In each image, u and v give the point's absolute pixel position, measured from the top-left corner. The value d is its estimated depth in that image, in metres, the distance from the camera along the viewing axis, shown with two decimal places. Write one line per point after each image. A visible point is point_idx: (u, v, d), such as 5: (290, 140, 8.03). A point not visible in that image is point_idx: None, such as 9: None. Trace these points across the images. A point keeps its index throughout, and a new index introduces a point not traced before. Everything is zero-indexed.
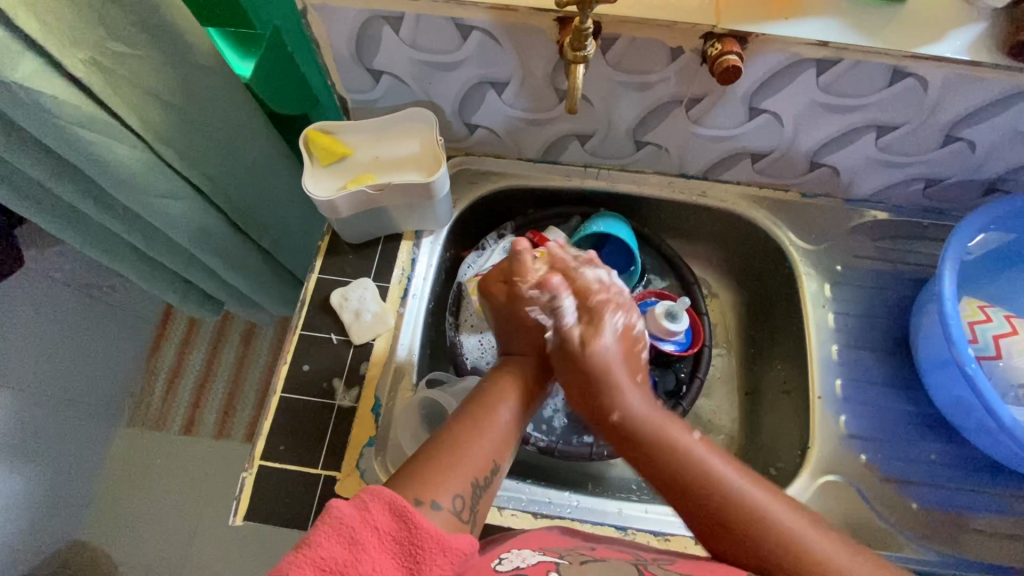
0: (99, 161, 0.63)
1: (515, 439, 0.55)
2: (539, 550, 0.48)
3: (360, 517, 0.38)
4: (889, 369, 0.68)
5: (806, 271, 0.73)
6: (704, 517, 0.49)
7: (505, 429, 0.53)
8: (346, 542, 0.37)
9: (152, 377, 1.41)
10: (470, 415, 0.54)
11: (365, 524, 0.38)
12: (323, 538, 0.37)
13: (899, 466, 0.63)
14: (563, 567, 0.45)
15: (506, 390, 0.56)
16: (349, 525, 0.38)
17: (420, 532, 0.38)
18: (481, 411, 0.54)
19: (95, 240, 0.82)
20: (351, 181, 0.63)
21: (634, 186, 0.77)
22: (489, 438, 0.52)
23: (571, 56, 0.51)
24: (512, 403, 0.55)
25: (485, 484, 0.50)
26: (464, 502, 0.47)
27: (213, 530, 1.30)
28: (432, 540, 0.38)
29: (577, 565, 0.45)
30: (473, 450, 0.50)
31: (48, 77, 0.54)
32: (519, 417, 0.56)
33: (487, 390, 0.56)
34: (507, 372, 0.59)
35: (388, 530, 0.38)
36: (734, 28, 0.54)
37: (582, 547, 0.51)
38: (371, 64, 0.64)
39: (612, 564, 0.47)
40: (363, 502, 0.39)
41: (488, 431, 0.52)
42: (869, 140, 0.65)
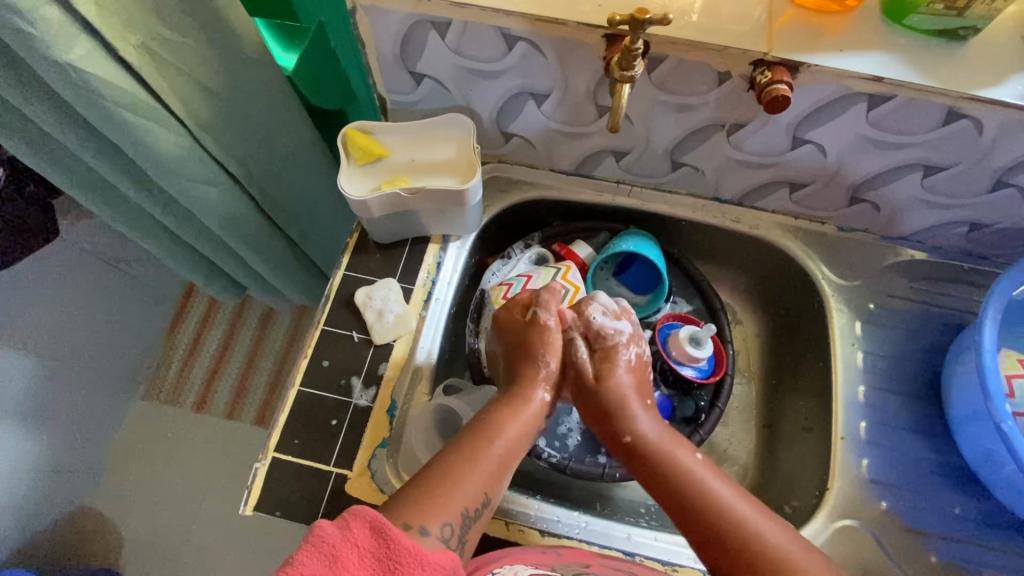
0: (141, 143, 0.64)
1: (508, 469, 0.54)
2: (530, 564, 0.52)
3: (341, 534, 0.39)
4: (916, 415, 0.66)
5: (837, 306, 0.71)
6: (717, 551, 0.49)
7: (499, 462, 0.53)
8: (326, 559, 0.38)
9: (170, 352, 1.44)
10: (466, 445, 0.53)
11: (345, 542, 0.39)
12: (305, 557, 0.38)
13: (920, 517, 0.61)
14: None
15: (503, 420, 0.55)
16: (330, 543, 0.39)
17: (400, 548, 0.39)
18: (477, 442, 0.53)
19: (129, 218, 0.83)
20: (386, 182, 0.63)
21: (666, 205, 0.76)
22: (482, 471, 0.51)
23: (618, 75, 0.50)
24: (509, 435, 0.54)
25: (475, 516, 0.49)
26: (453, 529, 0.47)
27: (218, 509, 1.33)
28: (411, 555, 0.39)
29: None
30: (466, 480, 0.50)
31: (101, 60, 0.54)
32: (513, 449, 0.54)
33: (480, 420, 0.55)
34: (509, 398, 0.57)
35: (368, 547, 0.39)
36: (785, 57, 0.53)
37: (572, 564, 0.53)
38: (413, 67, 0.64)
39: None
40: (345, 520, 0.40)
41: (481, 465, 0.51)
42: (914, 179, 0.64)
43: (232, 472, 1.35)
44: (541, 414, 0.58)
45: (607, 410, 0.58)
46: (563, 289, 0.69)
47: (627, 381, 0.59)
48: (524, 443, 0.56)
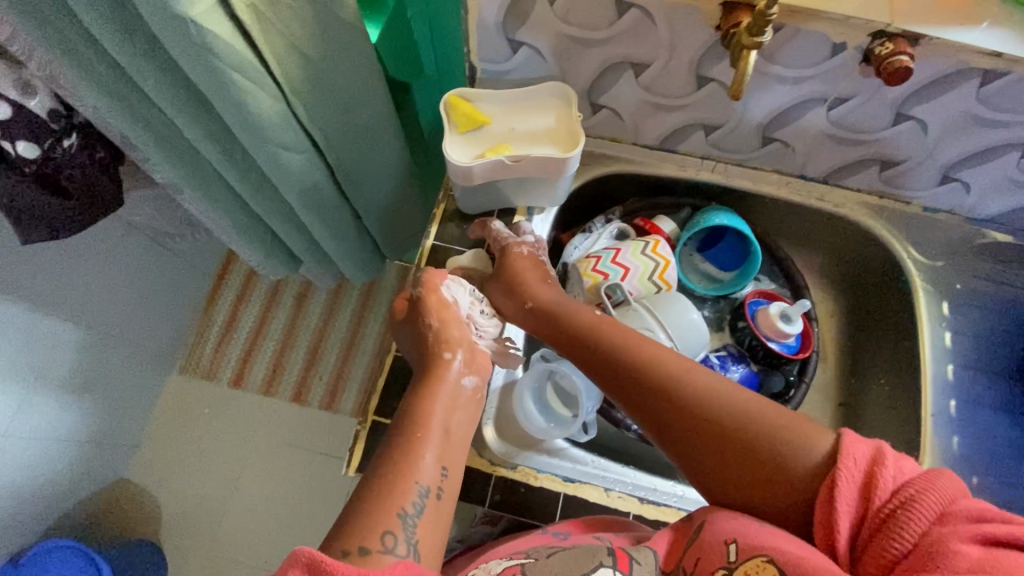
0: (238, 106, 0.63)
1: (448, 452, 0.51)
2: (508, 555, 0.49)
3: None
4: (1003, 395, 0.67)
5: (924, 286, 0.71)
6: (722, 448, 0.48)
7: (426, 438, 0.50)
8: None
9: (207, 327, 1.46)
10: (400, 436, 0.50)
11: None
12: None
13: (1010, 492, 0.62)
14: (528, 568, 0.45)
15: (428, 407, 0.53)
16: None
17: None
18: (407, 436, 0.50)
19: (205, 187, 0.83)
20: (488, 150, 0.62)
21: (750, 182, 0.75)
22: (418, 459, 0.49)
23: (746, 41, 0.50)
24: (433, 414, 0.52)
25: (417, 512, 0.46)
26: (397, 534, 0.44)
27: (263, 482, 1.34)
28: None
29: (542, 560, 0.46)
30: (402, 471, 0.47)
31: (216, 18, 0.54)
32: (438, 422, 0.52)
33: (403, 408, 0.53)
34: (423, 387, 0.55)
35: None
36: (907, 28, 0.53)
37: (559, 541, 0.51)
38: (513, 34, 0.64)
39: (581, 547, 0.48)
40: (280, 572, 0.38)
41: (415, 448, 0.49)
42: (1014, 158, 0.63)
43: (276, 446, 1.37)
44: (458, 387, 0.55)
45: (555, 320, 0.61)
46: (655, 262, 0.69)
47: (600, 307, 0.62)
48: (460, 417, 0.54)
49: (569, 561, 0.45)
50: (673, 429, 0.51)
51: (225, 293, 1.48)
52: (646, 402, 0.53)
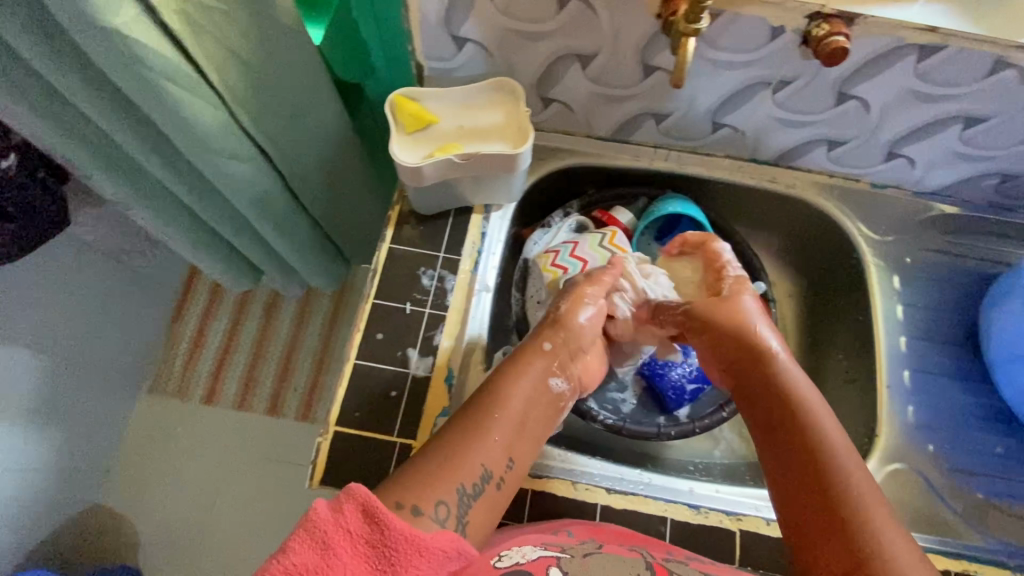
0: (177, 117, 0.61)
1: (515, 444, 0.55)
2: (540, 545, 0.50)
3: (332, 519, 0.39)
4: (956, 363, 0.68)
5: (874, 261, 0.73)
6: (796, 479, 0.50)
7: (501, 429, 0.54)
8: (319, 547, 0.38)
9: (175, 344, 1.41)
10: (478, 418, 0.54)
11: (337, 527, 0.39)
12: (297, 543, 0.38)
13: (963, 457, 0.64)
14: (565, 563, 0.47)
15: (506, 389, 0.56)
16: (322, 529, 0.39)
17: (394, 531, 0.40)
18: (481, 417, 0.54)
19: (151, 201, 0.80)
20: (437, 150, 0.62)
21: (704, 168, 0.76)
22: (484, 446, 0.53)
23: (684, 28, 0.50)
24: (512, 406, 0.55)
25: (473, 491, 0.50)
26: (448, 509, 0.48)
27: (239, 499, 1.31)
28: (407, 542, 0.40)
29: (579, 560, 0.48)
30: (466, 453, 0.52)
31: (144, 27, 0.52)
32: (521, 415, 0.56)
33: (490, 387, 0.57)
34: (509, 370, 0.58)
35: (360, 533, 0.39)
36: (841, 10, 0.53)
37: (585, 544, 0.52)
38: (457, 30, 0.63)
39: (622, 557, 0.50)
40: (337, 502, 0.40)
41: (479, 435, 0.53)
42: (954, 132, 0.65)
43: (251, 461, 1.34)
44: (545, 384, 0.59)
45: (694, 316, 0.61)
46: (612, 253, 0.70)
47: (768, 330, 0.58)
48: (535, 416, 0.57)
49: (604, 566, 0.47)
50: (780, 442, 0.52)
51: (189, 309, 1.44)
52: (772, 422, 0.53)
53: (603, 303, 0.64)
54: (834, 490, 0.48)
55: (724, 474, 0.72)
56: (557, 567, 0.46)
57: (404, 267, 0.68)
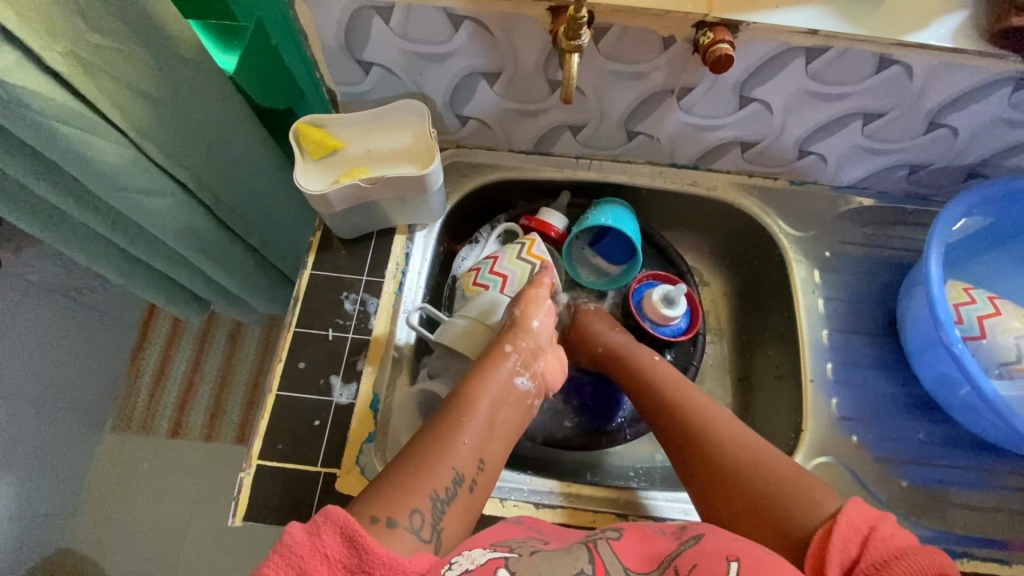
0: (79, 157, 0.61)
1: (484, 445, 0.53)
2: (489, 547, 0.46)
3: (311, 542, 0.39)
4: (878, 352, 0.70)
5: (796, 258, 0.74)
6: (691, 456, 0.57)
7: (470, 433, 0.53)
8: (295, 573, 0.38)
9: (137, 378, 1.36)
10: (446, 422, 0.53)
11: (314, 551, 0.39)
12: (271, 569, 0.38)
13: (889, 446, 0.65)
14: (513, 563, 0.42)
15: (473, 390, 0.56)
16: (298, 553, 0.38)
17: (372, 556, 0.39)
18: (448, 425, 0.53)
19: (75, 241, 0.79)
20: (344, 174, 0.63)
21: (626, 176, 0.77)
22: (451, 447, 0.51)
23: (566, 45, 0.51)
24: (480, 405, 0.55)
25: (448, 496, 0.48)
26: (424, 518, 0.46)
27: (202, 534, 1.28)
28: (384, 565, 0.39)
29: (528, 557, 0.43)
30: (433, 456, 0.50)
31: (27, 72, 0.52)
32: (490, 414, 0.55)
33: (460, 389, 0.56)
34: (475, 370, 0.58)
35: (339, 557, 0.39)
36: (725, 17, 0.54)
37: (535, 541, 0.49)
38: (360, 56, 0.63)
39: (564, 549, 0.45)
40: (315, 525, 0.40)
41: (448, 436, 0.52)
42: (856, 128, 0.66)
43: (212, 494, 1.31)
44: (511, 384, 0.58)
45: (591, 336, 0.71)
46: (531, 264, 0.70)
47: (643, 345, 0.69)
48: (503, 414, 0.57)
49: (547, 560, 0.43)
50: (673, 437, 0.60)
51: (151, 339, 1.39)
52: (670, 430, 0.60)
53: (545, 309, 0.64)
54: (719, 463, 0.55)
55: (664, 479, 0.72)
56: (505, 570, 0.41)
57: (327, 293, 0.68)
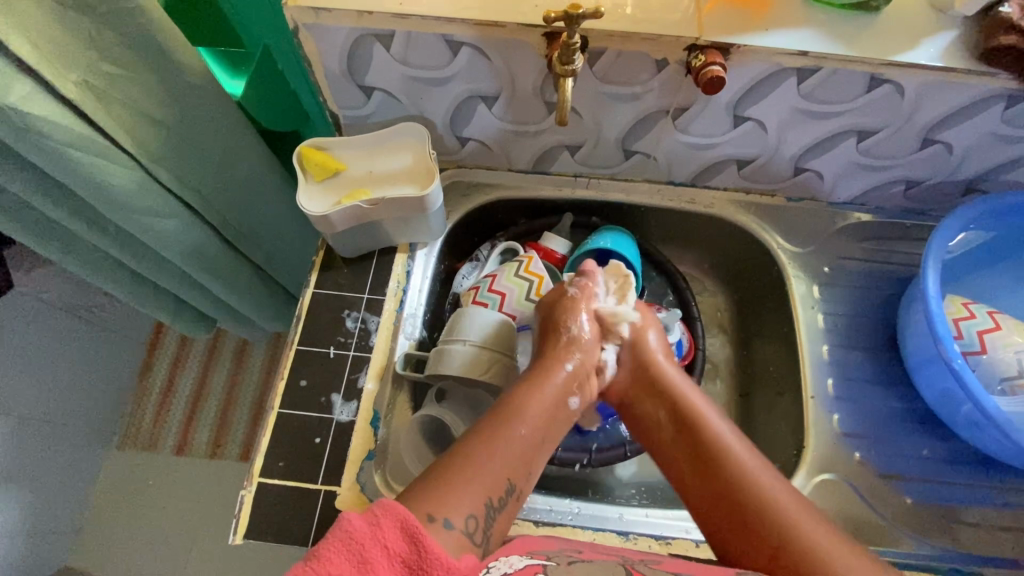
0: (91, 180, 0.63)
1: (530, 458, 0.54)
2: (525, 554, 0.48)
3: (372, 532, 0.39)
4: (879, 369, 0.70)
5: (794, 274, 0.74)
6: (721, 505, 0.54)
7: (519, 445, 0.54)
8: (355, 560, 0.38)
9: (145, 396, 1.39)
10: (493, 430, 0.54)
11: (375, 542, 0.39)
12: (331, 553, 0.38)
13: (893, 463, 0.65)
14: (551, 569, 0.46)
15: (529, 401, 0.57)
16: (359, 541, 0.38)
17: (430, 556, 0.39)
18: (500, 431, 0.54)
19: (86, 262, 0.81)
20: (346, 196, 0.64)
21: (624, 194, 0.78)
22: (503, 458, 0.52)
23: (560, 70, 0.54)
24: (531, 416, 0.56)
25: (498, 506, 0.50)
26: (477, 522, 0.47)
27: (207, 552, 1.28)
28: (441, 566, 0.39)
29: (566, 567, 0.47)
30: (486, 463, 0.51)
31: (41, 100, 0.54)
32: (538, 430, 0.56)
33: (510, 398, 0.57)
34: (533, 380, 0.59)
35: (398, 551, 0.39)
36: (716, 40, 0.56)
37: (571, 552, 0.51)
38: (362, 81, 0.65)
39: (601, 567, 0.48)
40: (374, 517, 0.40)
41: (500, 448, 0.52)
42: (851, 145, 0.67)
43: (217, 511, 1.30)
44: (564, 401, 0.59)
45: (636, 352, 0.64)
46: (529, 282, 0.70)
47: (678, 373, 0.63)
48: (546, 430, 0.57)
49: None
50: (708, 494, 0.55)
51: (159, 357, 1.42)
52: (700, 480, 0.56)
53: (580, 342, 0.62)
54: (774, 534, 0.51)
55: (666, 496, 0.72)
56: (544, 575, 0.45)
57: (329, 312, 0.69)
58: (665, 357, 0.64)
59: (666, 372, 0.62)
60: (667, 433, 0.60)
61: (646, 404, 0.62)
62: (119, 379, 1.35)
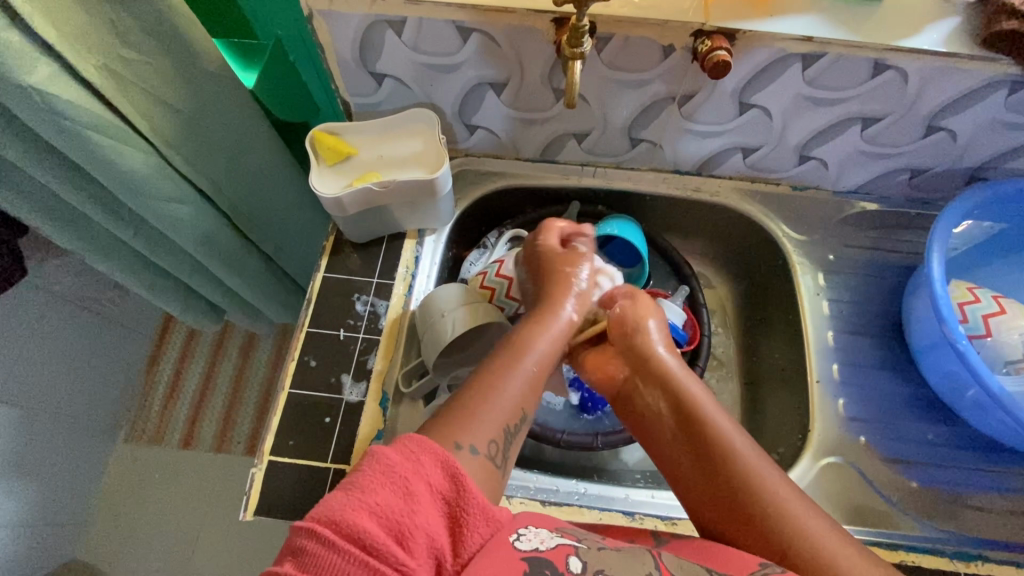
0: (108, 164, 0.64)
1: (542, 384, 0.55)
2: (554, 530, 0.45)
3: (415, 469, 0.40)
4: (884, 355, 0.70)
5: (799, 261, 0.75)
6: (722, 499, 0.52)
7: (532, 377, 0.54)
8: (400, 491, 0.39)
9: (152, 388, 1.40)
10: (500, 362, 0.54)
11: (420, 478, 0.40)
12: (376, 483, 0.39)
13: (898, 447, 0.65)
14: (583, 553, 0.43)
15: (537, 337, 0.57)
16: (403, 475, 0.40)
17: (471, 496, 0.41)
18: (507, 355, 0.55)
19: (100, 248, 0.82)
20: (357, 179, 0.66)
21: (630, 182, 0.79)
22: (519, 385, 0.53)
23: (569, 53, 0.55)
24: (539, 351, 0.56)
25: (516, 430, 0.51)
26: (497, 446, 0.48)
27: (214, 544, 1.28)
28: (478, 504, 0.41)
29: (596, 550, 0.44)
30: (501, 395, 0.51)
31: (63, 82, 0.55)
32: (547, 365, 0.56)
33: (518, 335, 0.57)
34: (538, 318, 0.60)
35: (440, 489, 0.41)
36: (722, 26, 0.57)
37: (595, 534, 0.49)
38: (373, 68, 0.66)
39: (629, 550, 0.46)
40: (417, 454, 0.41)
41: (517, 372, 0.53)
42: (855, 132, 0.67)
43: (223, 504, 1.31)
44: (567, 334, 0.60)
45: (628, 337, 0.61)
46: None
47: (666, 352, 0.60)
48: (552, 367, 0.58)
49: (623, 561, 0.43)
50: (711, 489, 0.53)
51: (166, 351, 1.43)
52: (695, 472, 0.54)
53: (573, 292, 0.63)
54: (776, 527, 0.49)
55: None
56: (575, 557, 0.42)
57: (338, 295, 0.70)
58: (663, 345, 0.61)
59: (665, 362, 0.59)
60: (666, 425, 0.57)
61: (642, 394, 0.59)
62: (128, 371, 1.36)
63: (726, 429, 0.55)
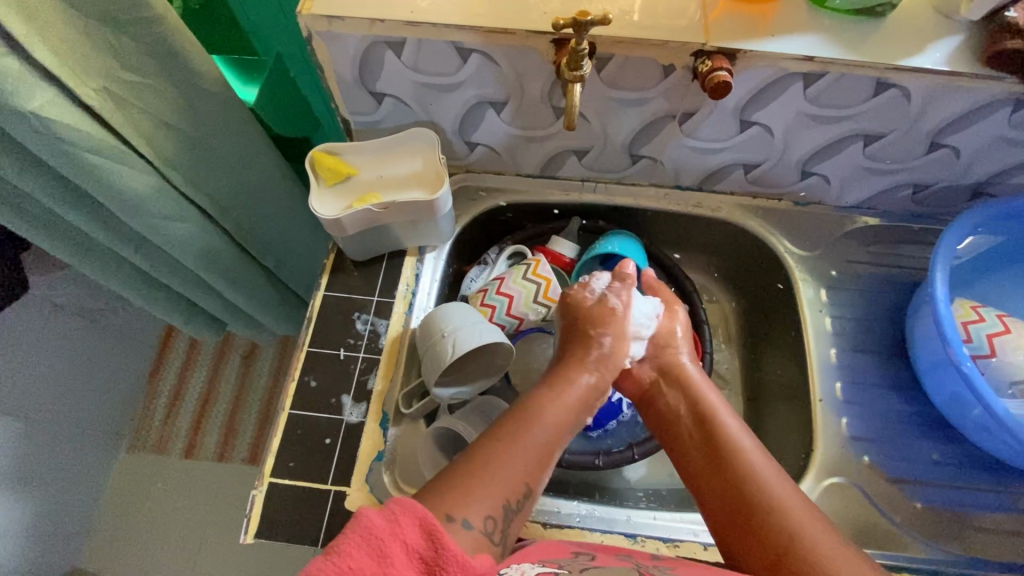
0: (109, 185, 0.64)
1: (545, 469, 0.53)
2: (537, 563, 0.47)
3: (389, 528, 0.38)
4: (888, 373, 0.70)
5: (802, 277, 0.74)
6: (733, 509, 0.53)
7: (540, 450, 0.52)
8: (375, 554, 0.37)
9: (153, 399, 1.39)
10: (505, 434, 0.52)
11: (394, 538, 0.38)
12: (351, 547, 0.37)
13: (902, 467, 0.64)
14: None
15: (547, 406, 0.56)
16: (378, 536, 0.38)
17: (449, 555, 0.38)
18: (515, 425, 0.53)
19: (100, 265, 0.82)
20: (356, 200, 0.66)
21: (631, 198, 0.78)
22: (523, 462, 0.50)
23: (569, 75, 0.54)
24: (549, 420, 0.55)
25: (517, 506, 0.49)
26: (496, 523, 0.46)
27: (216, 555, 1.28)
28: (458, 563, 0.38)
29: (579, 575, 0.45)
30: (505, 469, 0.49)
31: (62, 107, 0.55)
32: (558, 434, 0.55)
33: (523, 405, 0.56)
34: (546, 389, 0.58)
35: (417, 547, 0.38)
36: (722, 46, 0.56)
37: (582, 557, 0.50)
38: (373, 87, 0.66)
39: (613, 571, 0.47)
40: (392, 513, 0.39)
41: (520, 450, 0.51)
42: (857, 149, 0.67)
43: (226, 515, 1.31)
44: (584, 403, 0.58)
45: (658, 343, 0.65)
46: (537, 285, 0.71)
47: (690, 360, 0.64)
48: (562, 437, 0.56)
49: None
50: (726, 496, 0.53)
51: (167, 361, 1.42)
52: (706, 476, 0.56)
53: (596, 354, 0.62)
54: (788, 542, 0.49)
55: (674, 499, 0.72)
56: None
57: (339, 315, 0.70)
58: (689, 356, 0.65)
59: (690, 371, 0.63)
60: (684, 425, 0.60)
61: (666, 395, 0.62)
62: (130, 381, 1.36)
63: (743, 438, 0.56)
